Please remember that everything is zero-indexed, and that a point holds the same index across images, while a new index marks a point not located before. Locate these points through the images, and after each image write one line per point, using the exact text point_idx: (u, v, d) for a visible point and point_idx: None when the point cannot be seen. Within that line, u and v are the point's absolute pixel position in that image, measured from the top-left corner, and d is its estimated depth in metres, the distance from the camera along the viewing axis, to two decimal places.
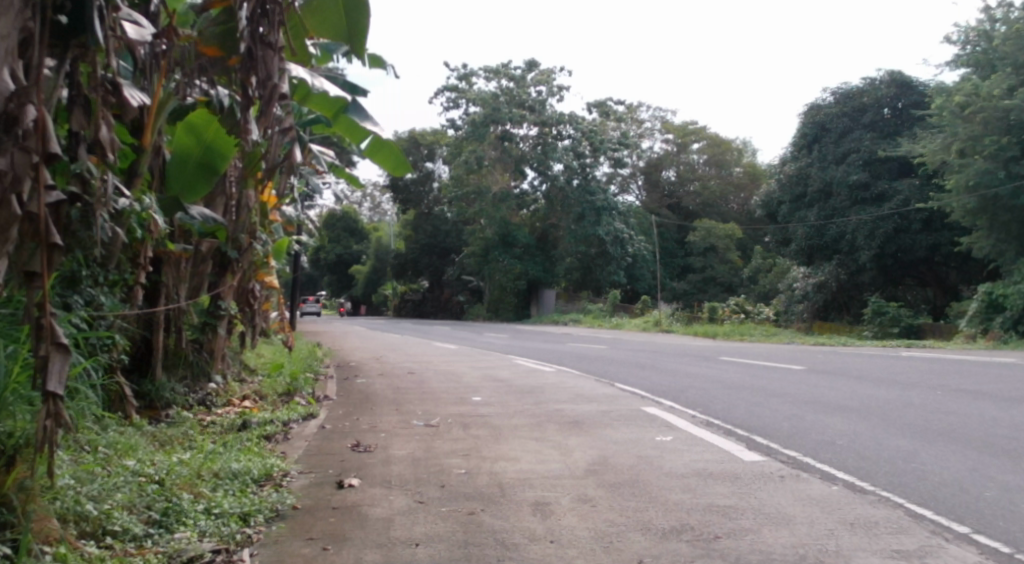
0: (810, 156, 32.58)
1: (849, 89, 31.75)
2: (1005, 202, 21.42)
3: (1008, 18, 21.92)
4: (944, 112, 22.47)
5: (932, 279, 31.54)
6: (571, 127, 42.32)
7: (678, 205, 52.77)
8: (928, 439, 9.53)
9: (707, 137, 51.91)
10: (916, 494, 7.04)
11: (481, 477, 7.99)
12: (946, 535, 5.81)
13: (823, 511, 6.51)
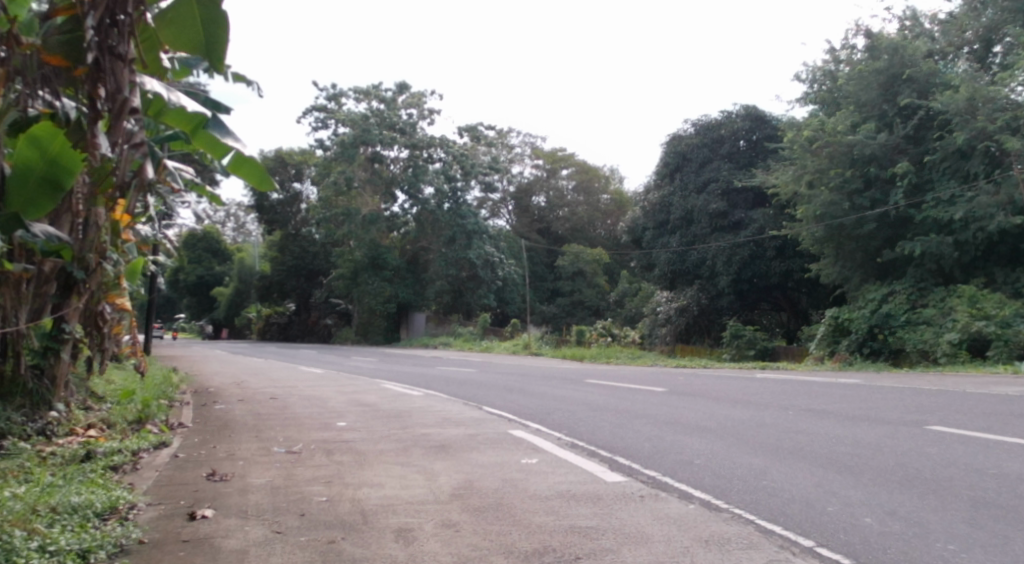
0: (672, 185, 33.98)
1: (708, 121, 33.33)
2: (848, 231, 22.84)
3: (852, 59, 23.33)
4: (796, 146, 23.88)
5: (784, 304, 33.13)
6: (442, 151, 42.12)
7: (547, 229, 53.71)
8: (782, 449, 9.70)
9: (576, 164, 53.12)
10: (781, 503, 7.21)
11: (343, 505, 7.57)
12: (793, 549, 5.83)
13: (679, 528, 6.47)
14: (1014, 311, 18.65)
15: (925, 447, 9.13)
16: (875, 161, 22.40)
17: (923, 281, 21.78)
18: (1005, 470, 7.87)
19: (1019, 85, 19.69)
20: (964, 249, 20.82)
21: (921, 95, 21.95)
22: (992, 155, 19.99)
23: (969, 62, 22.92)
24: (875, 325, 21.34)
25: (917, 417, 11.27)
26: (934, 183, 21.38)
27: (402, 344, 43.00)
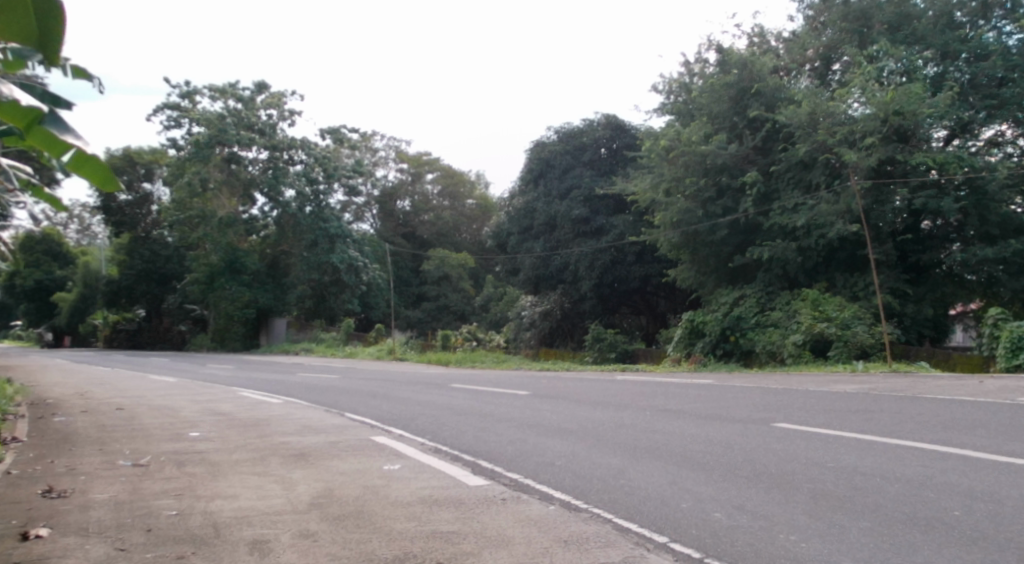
0: (535, 191, 34.83)
1: (570, 129, 34.36)
2: (704, 237, 24.08)
3: (705, 72, 24.97)
4: (653, 155, 24.97)
5: (643, 307, 34.40)
6: (303, 153, 41.49)
7: (413, 234, 53.06)
8: (640, 432, 9.72)
9: (441, 168, 53.12)
10: (646, 493, 6.29)
11: (194, 515, 6.29)
12: (648, 545, 4.90)
13: (578, 519, 5.64)
14: (852, 313, 20.06)
15: (777, 423, 9.34)
16: (727, 170, 23.66)
17: (771, 285, 23.39)
18: (854, 437, 7.88)
19: (854, 101, 21.23)
20: (807, 255, 22.30)
21: (768, 107, 23.36)
22: (831, 167, 21.59)
23: (811, 78, 24.63)
24: (728, 328, 22.44)
25: (767, 404, 11.73)
26: (780, 193, 22.80)
27: (262, 350, 41.41)
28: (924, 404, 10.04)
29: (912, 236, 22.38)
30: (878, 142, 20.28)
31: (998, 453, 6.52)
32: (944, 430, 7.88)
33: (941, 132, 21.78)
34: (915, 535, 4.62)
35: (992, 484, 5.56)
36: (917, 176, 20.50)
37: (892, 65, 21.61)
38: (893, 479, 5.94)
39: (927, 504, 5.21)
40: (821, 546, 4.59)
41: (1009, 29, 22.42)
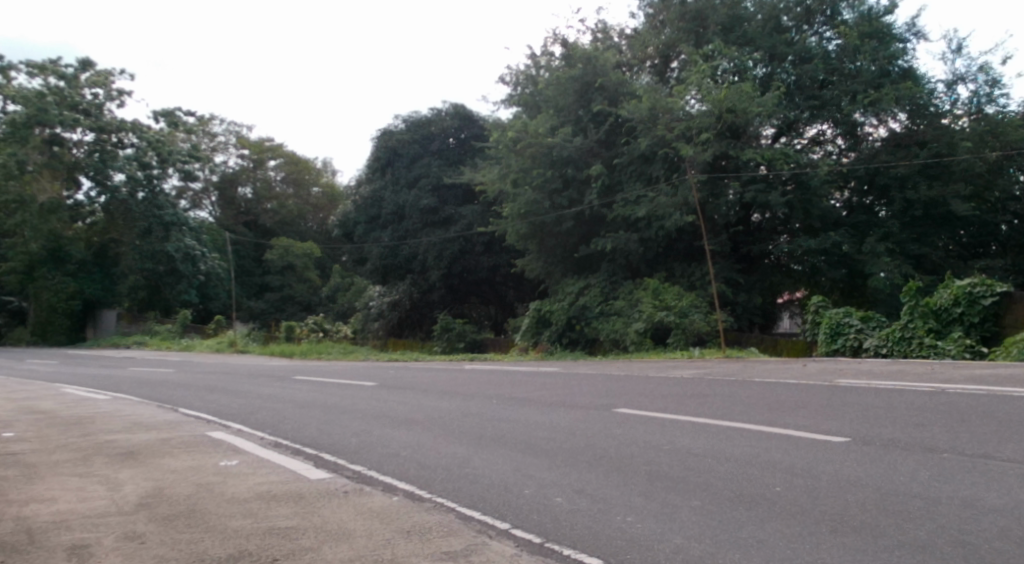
0: (383, 180, 34.38)
1: (417, 118, 34.17)
2: (550, 228, 24.83)
3: (550, 66, 25.56)
4: (501, 145, 25.36)
5: (492, 297, 34.78)
6: (134, 136, 38.61)
7: (255, 222, 50.82)
8: (486, 420, 9.81)
9: (284, 155, 51.16)
10: (490, 480, 6.34)
11: (3, 522, 5.66)
12: (490, 532, 4.94)
13: (423, 508, 5.59)
14: (689, 302, 21.17)
15: (618, 409, 9.71)
16: (572, 162, 24.32)
17: (614, 274, 24.34)
18: (689, 420, 8.33)
19: (691, 98, 22.37)
20: (648, 246, 23.34)
21: (611, 102, 24.20)
22: (670, 160, 22.70)
23: (650, 75, 25.91)
24: (573, 317, 23.33)
25: (609, 391, 12.20)
26: (622, 185, 23.72)
27: (88, 344, 38.18)
28: (752, 387, 10.77)
29: (744, 228, 24.00)
30: (711, 137, 21.58)
31: (817, 432, 7.09)
32: (771, 411, 8.49)
33: (770, 129, 23.42)
34: (741, 511, 4.93)
35: (808, 461, 6.04)
36: (748, 171, 21.90)
37: (725, 65, 22.98)
38: (722, 459, 6.34)
39: (751, 482, 5.58)
40: (654, 525, 4.79)
41: (829, 35, 24.43)
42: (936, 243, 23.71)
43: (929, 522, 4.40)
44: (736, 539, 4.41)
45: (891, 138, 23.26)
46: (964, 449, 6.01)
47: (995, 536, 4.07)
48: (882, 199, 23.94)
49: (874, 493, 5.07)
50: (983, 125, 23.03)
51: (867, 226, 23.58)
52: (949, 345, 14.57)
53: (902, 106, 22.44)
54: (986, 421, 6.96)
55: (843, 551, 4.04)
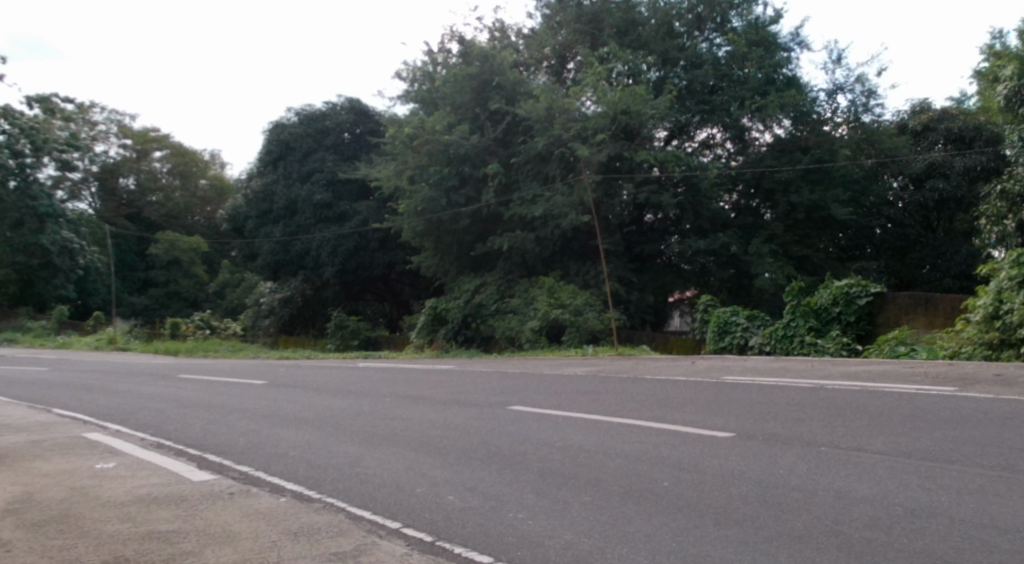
0: (275, 173, 33.34)
1: (311, 111, 33.27)
2: (446, 225, 24.75)
3: (448, 63, 25.47)
4: (397, 141, 25.11)
5: (387, 294, 34.39)
6: (5, 121, 35.76)
7: (138, 215, 48.37)
8: (379, 419, 9.65)
9: (170, 146, 48.68)
10: (382, 479, 6.25)
11: None
12: (382, 532, 4.86)
13: (312, 509, 5.44)
14: (583, 300, 21.56)
15: (511, 406, 9.77)
16: (469, 160, 24.32)
17: (510, 273, 24.49)
18: (582, 417, 8.48)
19: (586, 99, 22.78)
20: (543, 245, 23.60)
21: (508, 101, 24.32)
22: (565, 161, 23.04)
23: (547, 75, 26.21)
24: (469, 315, 23.47)
25: (503, 388, 12.26)
26: (518, 184, 23.89)
27: None
28: (642, 384, 11.07)
29: (637, 228, 24.71)
30: (606, 138, 22.04)
31: (704, 427, 7.36)
32: (661, 408, 8.73)
33: (662, 132, 24.15)
34: (629, 507, 5.04)
35: (694, 456, 6.26)
36: (641, 173, 22.61)
37: (620, 67, 23.46)
38: (613, 455, 6.48)
39: (641, 477, 5.73)
40: (546, 522, 4.83)
41: (718, 42, 25.43)
42: (816, 245, 25.11)
43: (805, 513, 4.63)
44: (625, 533, 4.51)
45: (776, 143, 24.40)
46: (838, 442, 6.37)
47: (867, 526, 4.32)
48: (767, 203, 25.04)
49: (755, 486, 5.30)
50: (859, 133, 24.45)
51: (753, 228, 24.68)
52: (828, 342, 15.43)
53: (786, 112, 23.59)
54: (859, 415, 7.41)
55: (726, 543, 4.20)
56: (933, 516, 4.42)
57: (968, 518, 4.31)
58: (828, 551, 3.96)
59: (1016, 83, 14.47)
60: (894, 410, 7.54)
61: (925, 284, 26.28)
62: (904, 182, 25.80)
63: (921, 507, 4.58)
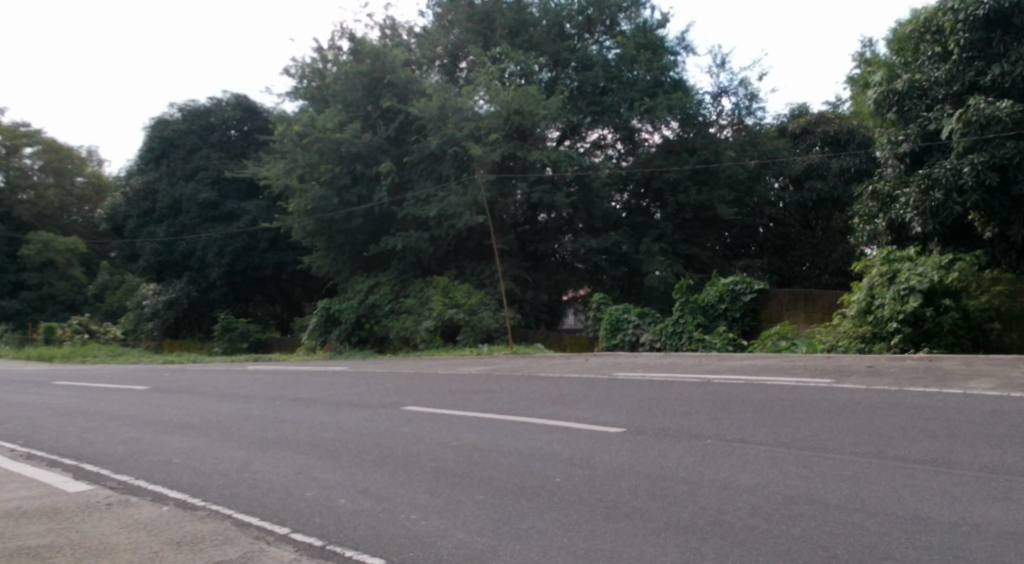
0: (157, 171, 31.68)
1: (195, 107, 31.72)
2: (338, 225, 24.27)
3: (338, 60, 24.96)
4: (287, 139, 24.42)
5: (278, 295, 33.50)
6: None
7: (7, 214, 44.48)
8: (269, 422, 9.34)
9: (43, 142, 45.50)
10: (271, 484, 6.05)
11: None
12: (269, 538, 4.70)
13: (196, 517, 5.20)
14: (478, 299, 21.62)
15: (406, 407, 9.67)
16: (361, 159, 23.96)
17: (404, 272, 24.27)
18: (476, 416, 8.49)
19: (480, 99, 22.80)
20: (438, 244, 23.51)
21: (400, 99, 24.06)
22: (459, 160, 22.99)
23: (440, 74, 26.17)
24: (362, 316, 23.27)
25: (397, 388, 12.13)
26: (411, 183, 23.69)
27: None
28: (536, 382, 11.21)
29: (531, 228, 24.97)
30: (500, 138, 22.18)
31: (596, 423, 7.50)
32: (555, 405, 8.86)
33: (555, 132, 24.48)
34: (522, 503, 5.08)
35: (586, 451, 6.38)
36: (534, 172, 22.85)
37: (512, 68, 23.74)
38: (507, 453, 6.52)
39: (533, 474, 5.78)
40: (438, 522, 4.80)
41: (608, 44, 25.91)
42: (703, 244, 26.11)
43: (690, 504, 4.80)
44: (518, 530, 4.54)
45: (665, 144, 25.17)
46: (723, 435, 6.63)
47: (748, 514, 4.51)
48: (657, 202, 25.90)
49: (644, 479, 5.46)
50: (743, 135, 25.72)
51: (643, 227, 25.41)
52: (715, 338, 16.08)
53: (674, 115, 24.40)
54: (743, 408, 7.75)
55: (616, 536, 4.29)
56: (809, 502, 4.67)
57: (840, 504, 4.57)
58: (712, 540, 4.12)
59: (885, 87, 14.52)
60: (775, 403, 7.93)
61: (806, 280, 27.23)
62: (785, 182, 26.71)
63: (798, 494, 4.83)
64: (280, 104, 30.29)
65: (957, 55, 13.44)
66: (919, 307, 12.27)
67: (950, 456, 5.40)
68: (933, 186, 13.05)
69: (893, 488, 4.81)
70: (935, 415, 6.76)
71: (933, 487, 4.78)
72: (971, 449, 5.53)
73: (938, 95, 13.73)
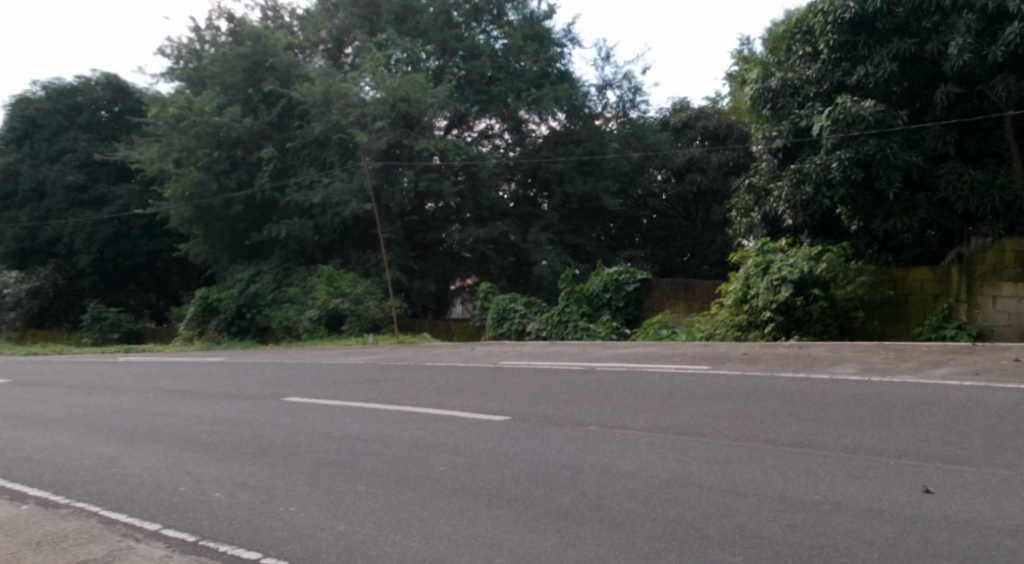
0: (17, 152, 29.37)
1: (60, 85, 29.53)
2: (218, 211, 23.29)
3: (217, 41, 23.87)
4: (161, 122, 23.12)
5: (153, 283, 31.90)
6: None
7: None
8: (141, 416, 8.86)
9: None
10: (141, 480, 5.74)
11: None
12: (138, 535, 4.46)
13: (57, 516, 4.87)
14: (364, 289, 21.28)
15: (287, 398, 9.37)
16: (241, 144, 23.10)
17: (287, 261, 23.53)
18: (360, 406, 8.32)
19: (365, 85, 22.36)
20: (323, 233, 22.96)
21: (282, 83, 23.32)
22: (344, 147, 22.50)
23: (324, 58, 25.56)
24: (243, 305, 22.44)
25: (279, 379, 11.76)
26: (295, 169, 23.02)
27: None
28: (423, 371, 11.15)
29: (418, 217, 24.76)
30: (386, 126, 21.86)
31: (481, 412, 7.53)
32: (440, 394, 8.83)
33: (443, 121, 24.36)
34: (405, 493, 5.04)
35: (470, 440, 6.39)
36: (421, 160, 22.64)
37: (398, 54, 23.47)
38: (390, 443, 6.44)
39: (417, 463, 5.75)
40: (317, 514, 4.69)
41: (495, 34, 25.91)
42: (590, 234, 26.54)
43: (571, 490, 4.90)
44: (399, 520, 4.49)
45: (551, 135, 25.57)
46: (604, 422, 6.80)
47: (627, 498, 4.65)
48: (544, 192, 26.23)
49: (526, 466, 5.53)
50: (627, 128, 26.18)
51: (530, 217, 25.69)
52: (599, 327, 16.49)
53: (560, 105, 24.80)
54: (624, 395, 7.97)
55: (497, 523, 4.32)
56: (684, 485, 4.86)
57: (713, 486, 4.78)
58: (591, 524, 4.22)
59: (760, 85, 15.22)
60: (655, 390, 8.21)
61: (686, 271, 28.28)
62: (667, 175, 27.68)
63: (674, 478, 5.02)
64: (154, 84, 28.56)
65: (826, 56, 14.12)
66: (790, 296, 12.97)
67: (815, 439, 5.75)
68: (805, 180, 13.70)
69: (763, 469, 5.07)
70: (802, 399, 7.19)
71: (800, 468, 5.08)
72: (834, 431, 5.92)
73: (808, 94, 14.45)
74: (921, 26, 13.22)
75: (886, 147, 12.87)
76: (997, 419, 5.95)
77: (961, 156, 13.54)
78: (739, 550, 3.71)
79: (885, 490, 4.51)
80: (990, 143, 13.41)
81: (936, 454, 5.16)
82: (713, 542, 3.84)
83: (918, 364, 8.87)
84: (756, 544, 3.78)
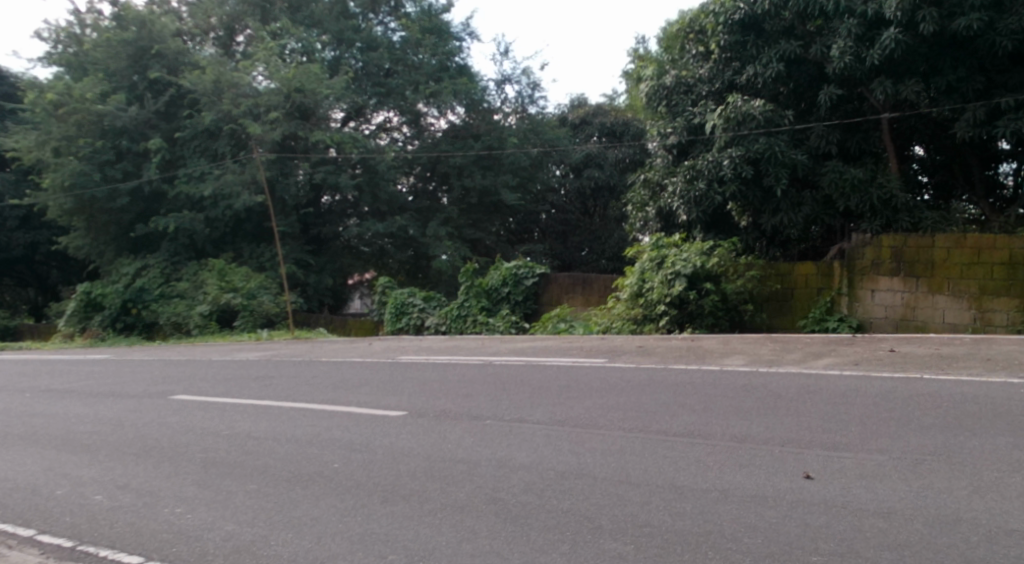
0: None
1: None
2: (101, 203, 22.07)
3: (98, 25, 22.56)
4: (37, 108, 21.65)
5: (30, 278, 29.93)
6: None
7: None
8: (17, 417, 8.30)
9: None
10: (13, 484, 5.37)
11: None
12: (9, 542, 4.17)
13: None
14: (258, 283, 20.63)
15: (175, 396, 8.97)
16: (126, 133, 21.97)
17: (176, 255, 22.52)
18: (252, 404, 8.05)
19: (258, 74, 21.62)
20: (214, 226, 22.11)
21: (171, 71, 22.32)
22: (236, 138, 21.78)
23: (215, 46, 24.57)
24: (129, 300, 21.47)
25: (167, 376, 11.26)
26: (184, 160, 22.04)
27: None
28: (320, 366, 10.92)
29: (314, 210, 24.18)
30: (280, 117, 21.20)
31: (377, 407, 7.44)
32: (335, 390, 8.66)
33: (339, 112, 23.87)
34: (298, 491, 4.91)
35: (365, 436, 6.29)
36: (317, 153, 22.13)
37: (292, 44, 22.87)
38: (283, 440, 6.27)
39: (311, 461, 5.61)
40: (206, 514, 4.51)
41: (393, 26, 25.56)
42: (488, 229, 26.62)
43: (467, 484, 4.90)
44: (291, 519, 4.38)
45: (450, 129, 25.54)
46: (502, 415, 6.84)
47: (522, 491, 4.69)
48: (443, 186, 26.10)
49: (422, 461, 5.50)
50: (525, 124, 26.40)
51: (429, 211, 25.48)
52: (498, 321, 16.62)
53: (459, 99, 24.76)
54: (523, 389, 8.04)
55: (392, 519, 4.27)
56: (579, 477, 4.95)
57: (607, 477, 4.89)
58: (486, 518, 4.23)
59: (655, 82, 15.70)
60: (552, 382, 8.34)
61: (585, 264, 28.78)
62: (565, 170, 28.02)
63: (569, 469, 5.11)
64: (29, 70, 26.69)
65: (717, 55, 14.75)
66: (683, 290, 13.42)
67: (704, 429, 5.97)
68: (698, 176, 14.29)
69: (654, 459, 5.23)
70: (692, 390, 7.45)
71: (690, 457, 5.26)
72: (723, 421, 6.15)
73: (701, 92, 15.01)
74: (805, 29, 13.98)
75: (774, 146, 13.47)
76: (874, 407, 6.34)
77: (844, 155, 14.36)
78: (631, 539, 3.80)
79: (769, 477, 4.73)
80: (869, 144, 14.25)
81: (816, 441, 5.46)
82: (605, 532, 3.92)
83: (802, 356, 9.35)
84: (646, 532, 3.89)
